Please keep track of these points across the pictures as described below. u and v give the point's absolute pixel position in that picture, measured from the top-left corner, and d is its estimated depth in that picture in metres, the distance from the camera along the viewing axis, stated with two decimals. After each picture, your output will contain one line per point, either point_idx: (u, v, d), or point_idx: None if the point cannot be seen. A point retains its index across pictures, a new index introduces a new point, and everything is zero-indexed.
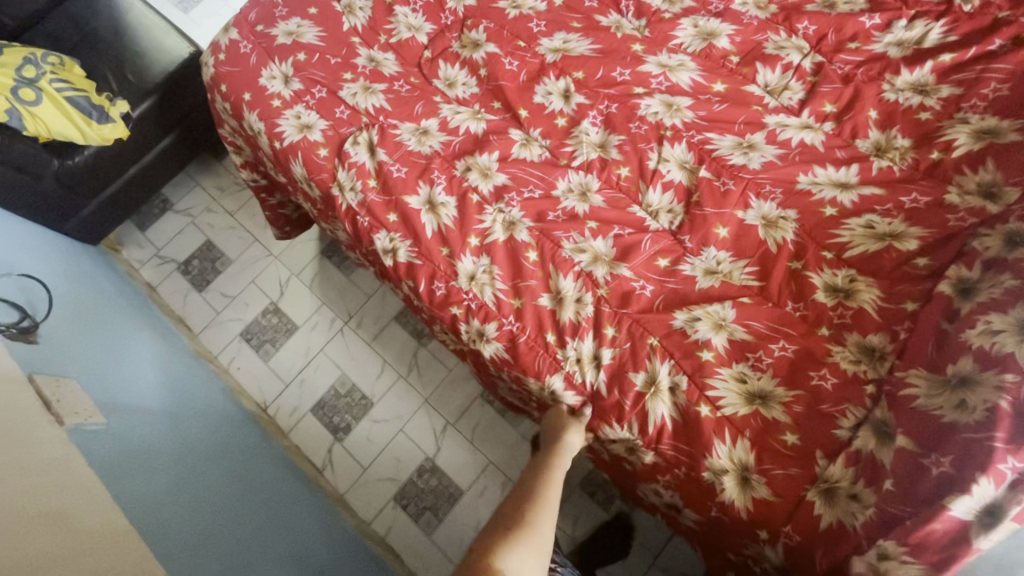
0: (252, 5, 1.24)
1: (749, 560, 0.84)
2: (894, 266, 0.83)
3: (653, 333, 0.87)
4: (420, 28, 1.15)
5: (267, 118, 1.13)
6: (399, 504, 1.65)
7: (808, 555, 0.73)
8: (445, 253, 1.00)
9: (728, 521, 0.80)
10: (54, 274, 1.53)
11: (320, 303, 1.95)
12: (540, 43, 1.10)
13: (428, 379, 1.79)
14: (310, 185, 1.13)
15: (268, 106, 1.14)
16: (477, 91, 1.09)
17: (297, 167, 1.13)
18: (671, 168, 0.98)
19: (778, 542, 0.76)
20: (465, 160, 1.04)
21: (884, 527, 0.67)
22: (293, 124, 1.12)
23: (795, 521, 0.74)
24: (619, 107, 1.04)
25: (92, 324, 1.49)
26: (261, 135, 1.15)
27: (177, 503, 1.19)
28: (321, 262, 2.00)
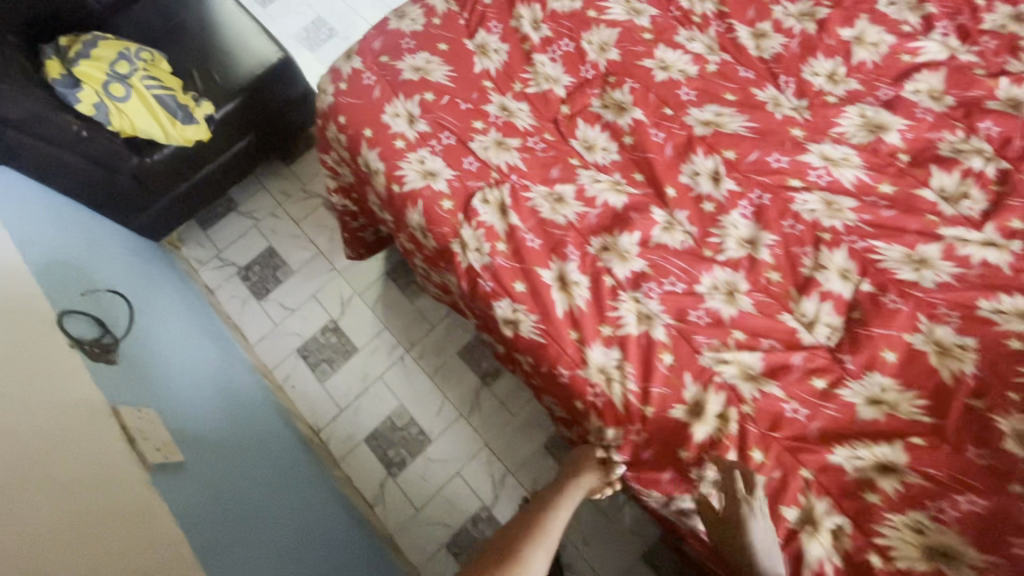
0: (376, 33, 1.17)
1: None
2: None
3: (807, 465, 0.81)
4: (558, 80, 1.08)
5: (388, 160, 1.07)
6: (452, 552, 1.60)
7: None
8: (575, 337, 0.93)
9: None
10: (114, 273, 1.46)
11: (382, 327, 1.89)
12: (689, 113, 1.03)
13: (489, 422, 1.73)
14: (425, 235, 1.07)
15: (390, 146, 1.07)
16: (618, 159, 1.01)
17: (414, 215, 1.06)
18: (830, 277, 0.90)
19: None
20: (601, 236, 0.97)
21: None
22: (416, 169, 1.05)
23: None
24: (772, 196, 0.96)
25: (161, 338, 1.43)
26: (380, 170, 1.08)
27: (248, 553, 1.09)
28: (387, 283, 1.94)
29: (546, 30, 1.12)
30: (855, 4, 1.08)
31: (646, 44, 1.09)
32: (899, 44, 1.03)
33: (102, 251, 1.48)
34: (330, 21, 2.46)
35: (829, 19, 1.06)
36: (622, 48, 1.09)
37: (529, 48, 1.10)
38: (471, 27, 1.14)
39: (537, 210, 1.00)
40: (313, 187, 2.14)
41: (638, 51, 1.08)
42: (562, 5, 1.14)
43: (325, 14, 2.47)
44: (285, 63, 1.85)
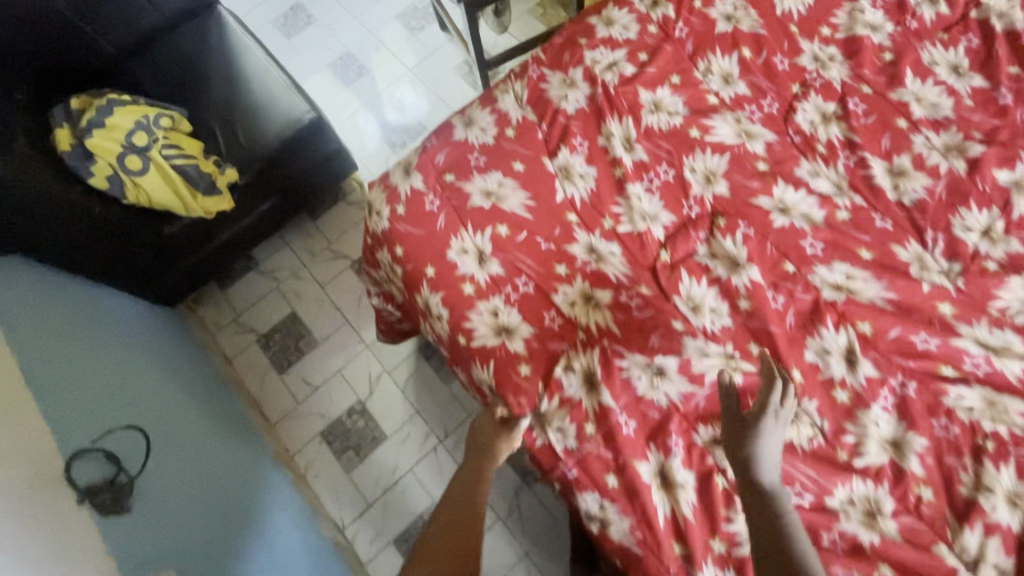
0: (440, 142, 1.00)
1: None
2: None
3: None
4: (655, 217, 0.92)
5: (454, 307, 0.91)
6: None
7: None
8: (678, 552, 0.79)
9: None
10: (85, 361, 1.27)
11: (413, 412, 1.75)
12: (814, 271, 0.87)
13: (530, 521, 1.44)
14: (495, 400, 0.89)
15: (457, 290, 0.91)
16: (730, 326, 0.85)
17: (484, 374, 0.90)
18: (997, 504, 0.74)
19: None
20: (711, 424, 0.83)
21: None
22: (489, 321, 0.90)
23: None
24: (919, 387, 0.81)
25: (187, 460, 1.28)
26: (446, 315, 0.92)
27: None
28: (418, 361, 1.80)
29: (641, 151, 0.95)
30: (1014, 138, 0.90)
31: (761, 178, 0.92)
32: None
33: (68, 338, 1.29)
34: (360, 57, 2.29)
35: (985, 158, 0.89)
36: (733, 181, 0.92)
37: (622, 174, 0.94)
38: (550, 142, 0.98)
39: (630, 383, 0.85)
40: (340, 246, 1.98)
41: (751, 186, 0.92)
42: (660, 122, 0.97)
43: (355, 50, 2.30)
44: (317, 122, 1.67)
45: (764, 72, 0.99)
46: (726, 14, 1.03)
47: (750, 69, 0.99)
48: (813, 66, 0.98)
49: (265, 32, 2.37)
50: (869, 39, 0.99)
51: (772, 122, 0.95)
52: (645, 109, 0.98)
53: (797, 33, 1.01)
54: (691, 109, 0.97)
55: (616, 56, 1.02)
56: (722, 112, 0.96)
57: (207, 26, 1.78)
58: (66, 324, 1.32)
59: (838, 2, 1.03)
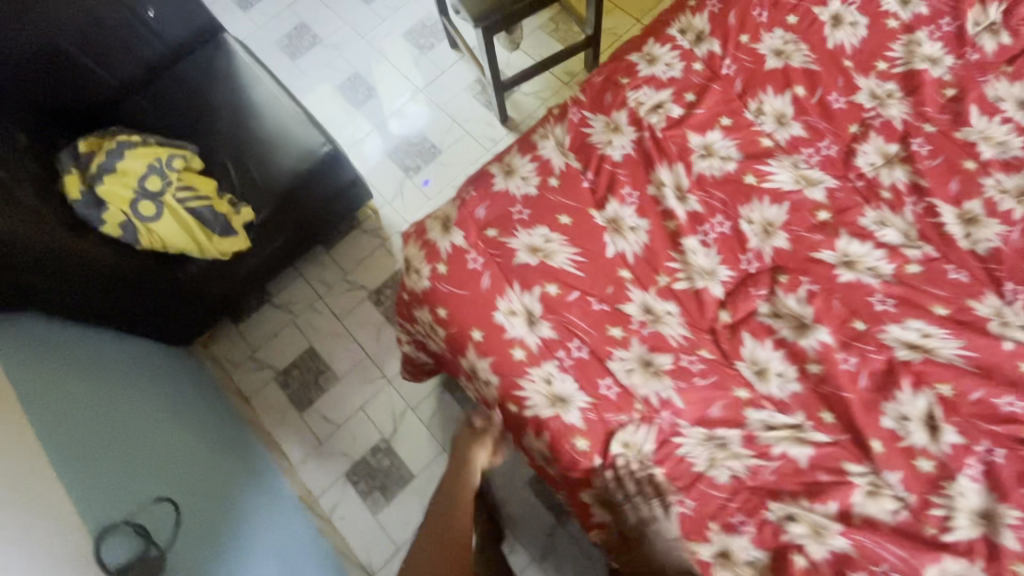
0: (479, 194, 0.95)
1: None
2: None
3: None
4: (713, 273, 0.87)
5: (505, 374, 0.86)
6: None
7: None
8: None
9: None
10: (92, 421, 1.19)
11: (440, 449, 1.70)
12: (887, 329, 0.82)
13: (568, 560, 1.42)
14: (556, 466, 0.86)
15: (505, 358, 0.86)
16: (800, 391, 0.81)
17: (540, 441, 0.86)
18: None
19: None
20: (783, 500, 0.77)
21: None
22: (540, 389, 0.85)
23: None
24: (1006, 454, 0.76)
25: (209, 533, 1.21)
26: (495, 382, 0.87)
27: None
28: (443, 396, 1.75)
29: (694, 202, 0.90)
30: None
31: (823, 228, 0.87)
32: None
33: (70, 397, 1.20)
34: (369, 79, 2.23)
35: None
36: (793, 232, 0.87)
37: (676, 228, 0.89)
38: (596, 192, 0.92)
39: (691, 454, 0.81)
40: (356, 277, 1.93)
41: (814, 238, 0.87)
42: (712, 168, 0.92)
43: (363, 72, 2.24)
44: (333, 155, 1.61)
45: (819, 112, 0.93)
46: (776, 49, 0.98)
47: (805, 109, 0.94)
48: (871, 104, 0.93)
49: (269, 54, 2.31)
50: (929, 74, 0.94)
51: (831, 166, 0.90)
52: (696, 154, 0.93)
53: (851, 68, 0.96)
54: (745, 154, 0.92)
55: (661, 97, 0.97)
56: (778, 157, 0.91)
57: (214, 56, 1.72)
58: (63, 389, 1.21)
59: (893, 33, 0.97)
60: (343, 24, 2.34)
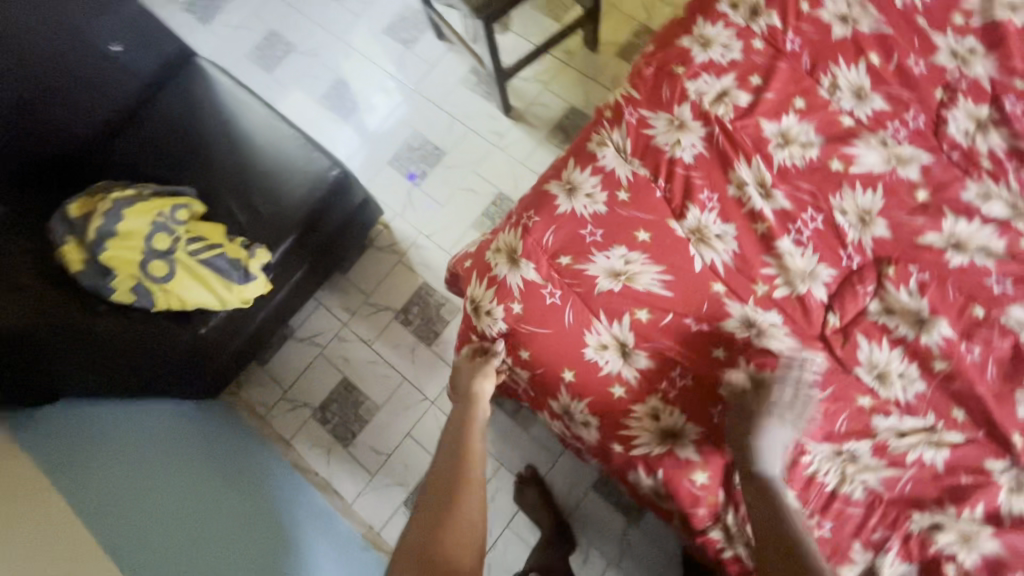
0: (542, 218, 0.86)
1: None
2: None
3: None
4: (813, 273, 0.80)
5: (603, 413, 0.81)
6: None
7: None
8: None
9: None
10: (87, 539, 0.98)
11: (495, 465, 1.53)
12: (1008, 311, 0.77)
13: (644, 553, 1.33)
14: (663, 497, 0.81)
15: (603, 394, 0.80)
16: (926, 391, 0.76)
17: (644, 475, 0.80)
18: None
19: None
20: (926, 508, 0.74)
21: None
22: (649, 425, 0.79)
23: None
24: None
25: None
26: (596, 422, 0.81)
27: None
28: None
29: (781, 198, 0.82)
30: None
31: (925, 210, 0.80)
32: None
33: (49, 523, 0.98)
34: (355, 85, 2.10)
35: None
36: (893, 218, 0.81)
37: (767, 230, 0.81)
38: (672, 200, 0.84)
39: (817, 473, 0.77)
40: (378, 298, 1.84)
41: (916, 221, 0.80)
42: (794, 157, 0.84)
43: (347, 78, 2.11)
44: (342, 178, 1.50)
45: (900, 80, 0.86)
46: (840, 15, 0.89)
47: (883, 79, 0.86)
48: (953, 64, 0.86)
49: (246, 74, 2.19)
50: (1012, 22, 0.86)
51: (922, 139, 0.83)
52: (773, 143, 0.85)
53: (926, 26, 0.87)
54: (826, 137, 0.84)
55: (724, 83, 0.88)
56: (863, 136, 0.84)
57: (191, 83, 1.58)
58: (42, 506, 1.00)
59: None
60: (315, 29, 2.20)
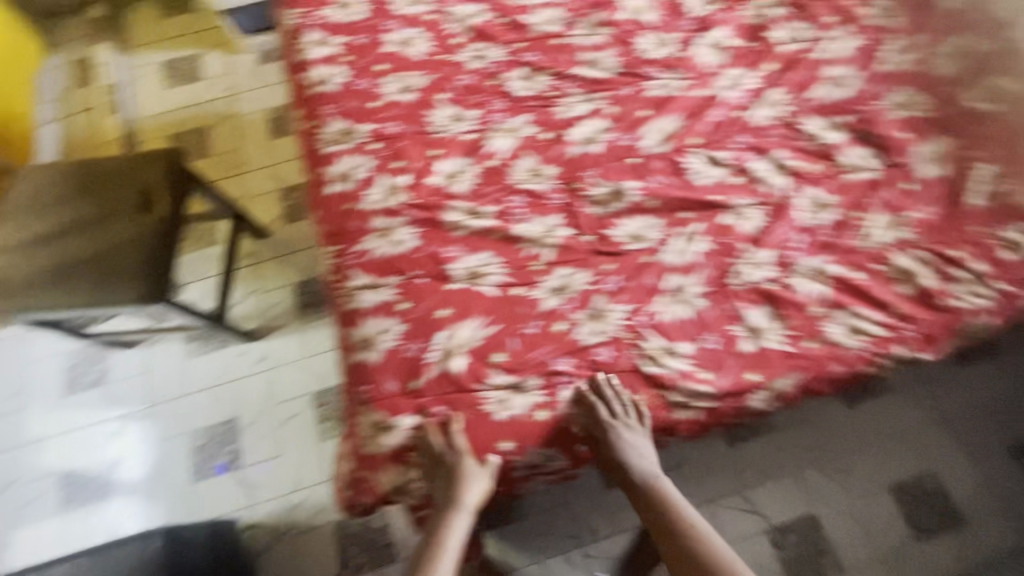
0: (374, 372, 0.90)
1: None
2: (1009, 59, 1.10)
3: (974, 225, 1.02)
4: (550, 227, 1.01)
5: (606, 398, 0.90)
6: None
7: None
8: (812, 343, 0.96)
9: None
10: None
11: None
12: (643, 147, 1.09)
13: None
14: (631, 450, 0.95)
15: (596, 390, 0.91)
16: (663, 221, 1.02)
17: (633, 440, 0.93)
18: (828, 136, 1.10)
19: None
20: (731, 272, 1.00)
21: None
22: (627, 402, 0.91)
23: None
24: (749, 133, 1.11)
25: None
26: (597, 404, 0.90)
27: None
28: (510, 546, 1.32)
29: (489, 208, 1.02)
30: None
31: (556, 142, 1.09)
32: None
33: None
34: (123, 459, 1.72)
35: (610, 19, 1.22)
36: (548, 161, 1.07)
37: (503, 232, 1.00)
38: (434, 275, 0.96)
39: (673, 318, 0.96)
40: None
41: (558, 151, 1.08)
42: (469, 181, 1.05)
43: (77, 463, 1.71)
44: (170, 540, 1.17)
45: (468, 93, 1.14)
46: (400, 90, 1.14)
47: (461, 101, 1.13)
48: (482, 64, 1.17)
49: None
50: (482, 22, 1.22)
51: (513, 111, 1.12)
52: (449, 186, 1.04)
53: (448, 58, 1.18)
54: (471, 155, 1.07)
55: (384, 183, 1.05)
56: (486, 136, 1.09)
57: None
58: None
59: (439, 20, 1.22)
60: None
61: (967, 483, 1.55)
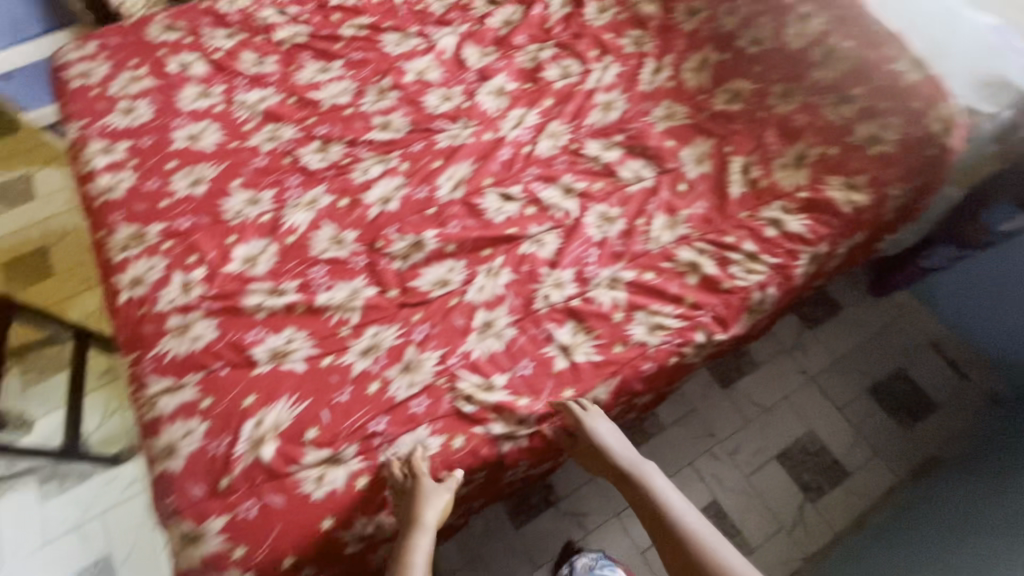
0: (179, 480, 0.86)
1: (892, 220, 1.20)
2: (742, 63, 1.27)
3: (739, 211, 1.14)
4: (354, 291, 1.02)
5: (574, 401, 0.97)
6: (782, 538, 1.61)
7: (904, 176, 1.12)
8: (619, 348, 1.02)
9: (872, 220, 1.14)
10: None
11: None
12: (439, 195, 1.14)
13: (567, 480, 1.39)
14: (610, 439, 0.97)
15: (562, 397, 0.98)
16: (464, 262, 1.07)
17: (605, 427, 0.97)
18: (606, 155, 1.21)
19: (893, 191, 1.12)
20: (535, 297, 1.04)
21: (898, 133, 1.11)
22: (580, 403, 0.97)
23: (883, 176, 1.12)
24: (537, 165, 1.20)
25: None
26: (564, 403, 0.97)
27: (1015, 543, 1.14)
28: None
29: (290, 283, 1.02)
30: (387, 64, 1.33)
31: (353, 206, 1.12)
32: (436, 56, 1.35)
33: None
34: None
35: (395, 83, 1.29)
36: (347, 226, 1.09)
37: (306, 305, 1.00)
38: (237, 364, 0.94)
39: (486, 352, 0.99)
40: None
41: (356, 215, 1.11)
42: (268, 261, 1.05)
43: None
44: None
45: (262, 175, 1.15)
46: (191, 184, 1.14)
47: (256, 184, 1.14)
48: (274, 145, 1.20)
49: None
50: (272, 104, 1.25)
51: (309, 184, 1.14)
52: (247, 271, 1.03)
53: (239, 144, 1.19)
54: (268, 235, 1.08)
55: (179, 280, 1.02)
56: (283, 214, 1.10)
57: None
58: None
59: (229, 110, 1.24)
60: None
61: (837, 434, 1.74)
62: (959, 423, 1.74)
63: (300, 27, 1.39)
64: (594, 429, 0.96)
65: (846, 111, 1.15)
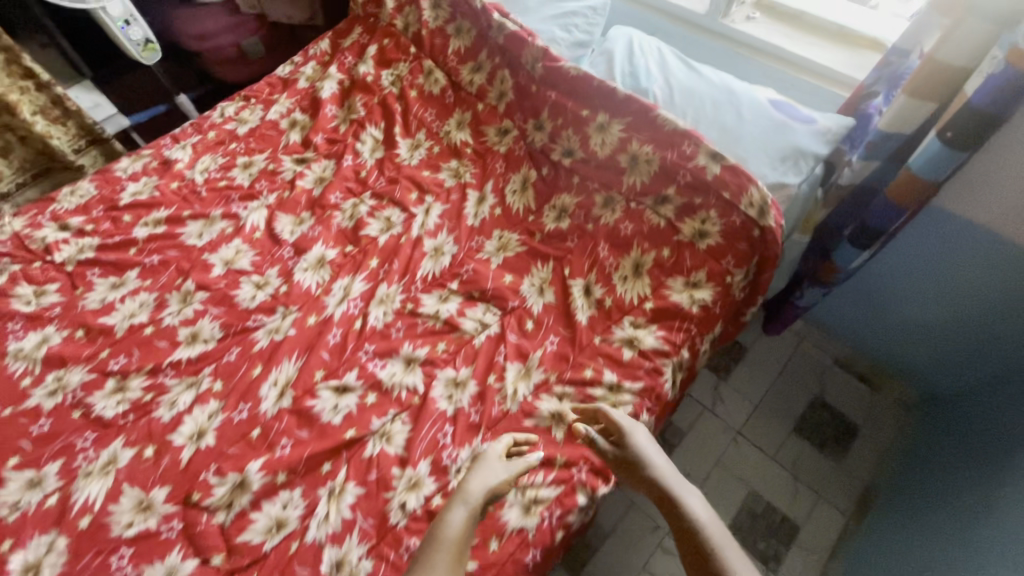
0: None
1: (746, 295, 1.17)
2: (560, 180, 1.26)
3: (592, 338, 1.07)
4: (168, 571, 0.85)
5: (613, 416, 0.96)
6: None
7: (737, 261, 1.09)
8: (495, 544, 0.88)
9: (723, 308, 1.10)
10: None
11: None
12: (264, 410, 1.00)
13: None
14: (650, 452, 0.92)
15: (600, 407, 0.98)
16: (302, 489, 0.92)
17: (641, 438, 0.94)
18: (444, 308, 1.12)
19: (732, 277, 1.09)
20: (390, 509, 0.91)
21: (718, 223, 1.10)
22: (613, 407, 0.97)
23: (717, 267, 1.09)
24: (372, 340, 1.09)
25: None
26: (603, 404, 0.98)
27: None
28: None
29: None
30: (191, 260, 1.20)
31: (160, 455, 0.95)
32: (246, 236, 1.24)
33: None
34: None
35: (201, 282, 1.16)
36: (154, 483, 0.92)
37: None
38: None
39: None
40: None
41: (165, 464, 0.94)
42: (55, 564, 0.85)
43: None
44: None
45: (45, 443, 0.96)
46: None
47: (36, 459, 0.95)
48: (59, 398, 1.01)
49: None
50: (54, 346, 1.07)
51: (104, 440, 0.97)
52: None
53: (13, 410, 1.00)
54: (54, 525, 0.88)
55: None
56: (71, 490, 0.91)
57: None
58: None
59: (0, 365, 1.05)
60: None
61: (777, 487, 1.65)
62: (885, 440, 1.70)
63: (86, 239, 1.23)
64: (639, 444, 0.92)
65: (667, 211, 1.14)
